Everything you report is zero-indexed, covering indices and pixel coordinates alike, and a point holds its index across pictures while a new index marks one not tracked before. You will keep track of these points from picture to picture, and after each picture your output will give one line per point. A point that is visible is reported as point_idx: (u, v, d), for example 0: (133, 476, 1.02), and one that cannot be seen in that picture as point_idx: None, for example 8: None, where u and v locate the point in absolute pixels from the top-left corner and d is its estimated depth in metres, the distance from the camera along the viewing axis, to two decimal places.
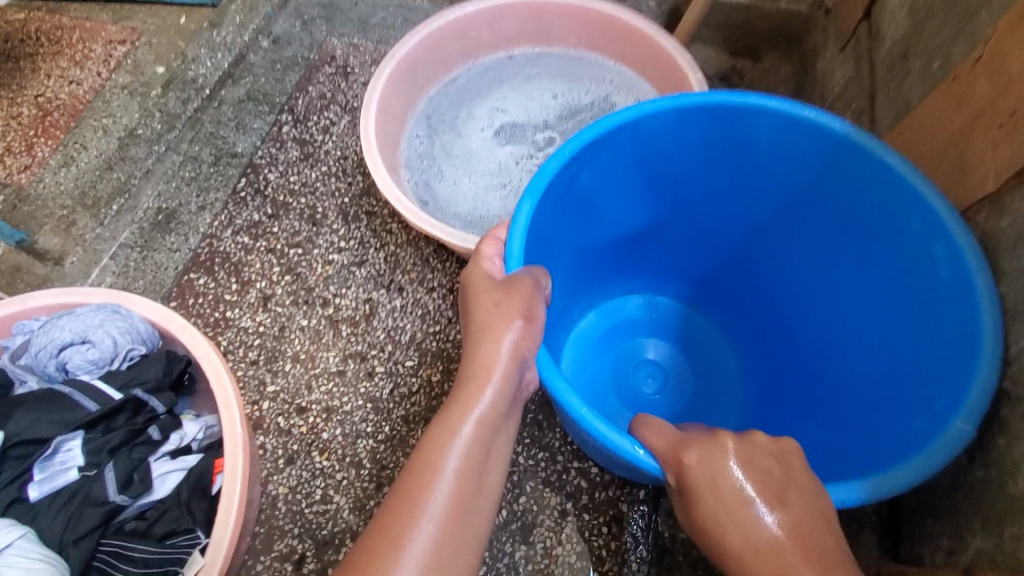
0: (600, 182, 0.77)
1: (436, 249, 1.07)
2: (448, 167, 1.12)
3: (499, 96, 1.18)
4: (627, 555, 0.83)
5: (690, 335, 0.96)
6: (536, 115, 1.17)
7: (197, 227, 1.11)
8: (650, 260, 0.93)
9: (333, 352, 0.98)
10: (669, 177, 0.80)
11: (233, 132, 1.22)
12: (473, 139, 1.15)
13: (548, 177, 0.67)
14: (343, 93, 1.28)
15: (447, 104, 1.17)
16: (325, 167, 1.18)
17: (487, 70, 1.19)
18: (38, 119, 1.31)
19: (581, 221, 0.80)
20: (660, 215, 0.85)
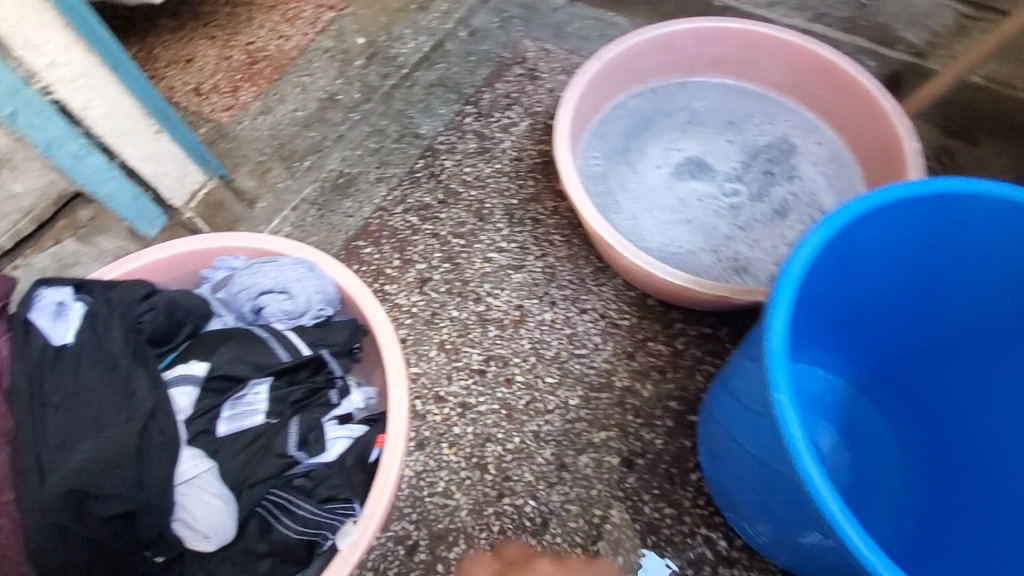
0: (870, 246, 0.68)
1: (593, 271, 1.06)
2: (625, 203, 1.08)
3: (665, 128, 1.15)
4: None
5: (858, 433, 0.89)
6: (711, 153, 1.14)
7: (372, 197, 1.17)
8: (850, 333, 0.84)
9: (477, 350, 0.99)
10: (941, 263, 0.71)
11: (420, 115, 1.27)
12: (648, 175, 1.11)
13: (849, 219, 0.58)
14: (527, 95, 1.29)
15: (633, 130, 1.14)
16: (499, 165, 1.20)
17: (645, 101, 1.16)
18: (246, 65, 1.41)
19: (828, 278, 0.71)
20: (889, 295, 0.76)
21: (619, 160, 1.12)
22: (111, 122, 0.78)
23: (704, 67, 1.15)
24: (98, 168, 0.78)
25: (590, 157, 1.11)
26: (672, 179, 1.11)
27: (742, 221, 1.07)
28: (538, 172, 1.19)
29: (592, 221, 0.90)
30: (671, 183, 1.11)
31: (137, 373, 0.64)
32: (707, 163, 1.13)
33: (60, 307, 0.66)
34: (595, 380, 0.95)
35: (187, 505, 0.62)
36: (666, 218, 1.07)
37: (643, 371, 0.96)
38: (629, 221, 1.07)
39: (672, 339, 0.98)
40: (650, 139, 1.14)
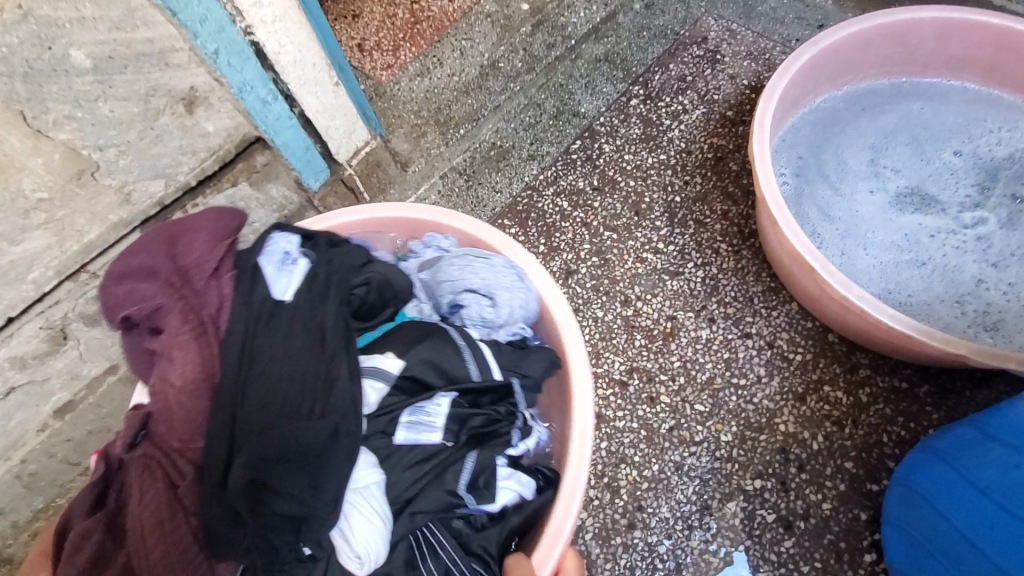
0: None
1: (764, 291, 0.92)
2: (833, 225, 0.90)
3: (879, 137, 0.95)
4: None
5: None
6: (940, 169, 0.92)
7: (522, 173, 1.10)
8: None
9: (619, 358, 0.90)
10: None
11: (581, 90, 1.16)
12: (862, 194, 0.92)
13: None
14: (704, 81, 1.15)
15: (843, 137, 0.96)
16: (664, 156, 1.07)
17: (851, 110, 0.97)
18: (409, 24, 1.38)
19: None
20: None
21: (824, 173, 0.94)
22: (299, 69, 0.76)
23: (929, 64, 0.95)
24: (281, 115, 0.77)
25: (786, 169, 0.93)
26: (894, 204, 0.91)
27: (994, 257, 0.86)
28: (707, 169, 1.05)
29: (788, 232, 0.77)
30: (892, 208, 0.90)
31: (337, 360, 0.60)
32: (938, 183, 0.91)
33: (287, 256, 0.66)
34: (753, 418, 0.83)
35: (347, 517, 0.55)
36: (890, 258, 0.87)
37: (813, 419, 0.82)
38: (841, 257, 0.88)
39: (854, 387, 0.83)
40: (864, 151, 0.95)
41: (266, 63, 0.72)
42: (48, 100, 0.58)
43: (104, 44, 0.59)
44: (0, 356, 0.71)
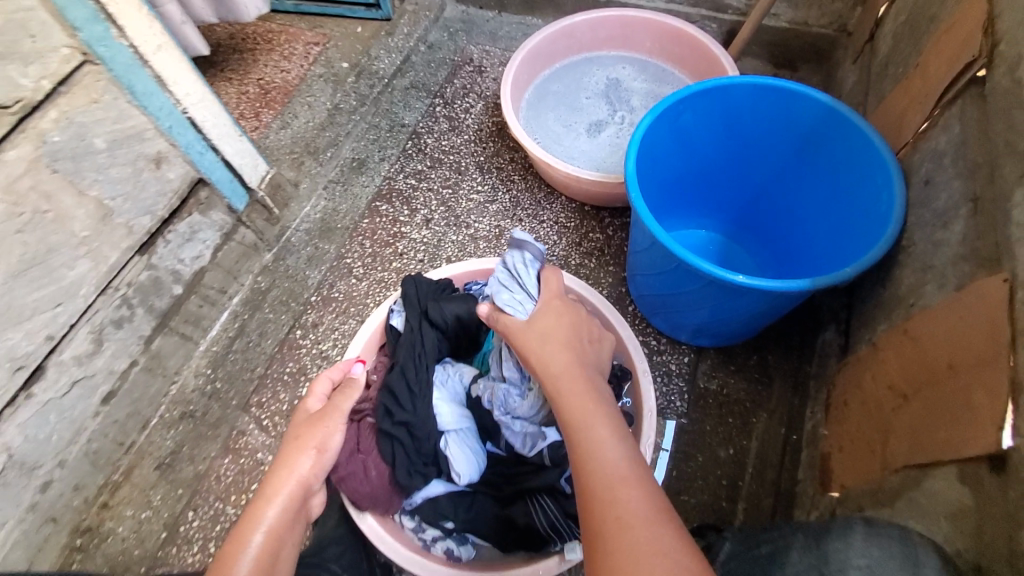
0: (694, 124, 1.11)
1: (546, 195, 1.50)
2: (577, 163, 1.47)
3: (555, 112, 1.56)
4: (674, 394, 1.20)
5: (731, 260, 1.28)
6: (592, 108, 1.57)
7: (380, 171, 1.60)
8: (709, 197, 1.26)
9: (474, 258, 1.43)
10: (743, 132, 1.14)
11: (401, 110, 1.70)
12: (579, 143, 1.51)
13: (662, 107, 1.02)
14: (479, 85, 1.74)
15: (562, 91, 1.59)
16: (467, 136, 1.63)
17: (544, 92, 1.58)
18: (261, 95, 1.74)
19: (677, 148, 1.13)
20: (718, 164, 1.19)
21: (558, 114, 1.55)
22: (217, 129, 1.19)
23: (561, 54, 1.58)
24: (211, 162, 1.20)
25: (531, 118, 1.53)
26: (597, 119, 1.55)
27: None
28: (495, 136, 1.62)
29: (526, 144, 1.35)
30: (596, 120, 1.54)
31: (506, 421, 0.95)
32: (598, 115, 1.56)
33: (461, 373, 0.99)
34: (556, 262, 1.40)
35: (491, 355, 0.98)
36: (605, 148, 1.50)
37: (589, 251, 1.41)
38: (582, 156, 1.49)
39: (605, 229, 1.43)
40: (574, 96, 1.58)
41: (197, 129, 1.14)
42: (84, 171, 0.97)
43: (111, 133, 0.99)
44: (67, 355, 1.06)
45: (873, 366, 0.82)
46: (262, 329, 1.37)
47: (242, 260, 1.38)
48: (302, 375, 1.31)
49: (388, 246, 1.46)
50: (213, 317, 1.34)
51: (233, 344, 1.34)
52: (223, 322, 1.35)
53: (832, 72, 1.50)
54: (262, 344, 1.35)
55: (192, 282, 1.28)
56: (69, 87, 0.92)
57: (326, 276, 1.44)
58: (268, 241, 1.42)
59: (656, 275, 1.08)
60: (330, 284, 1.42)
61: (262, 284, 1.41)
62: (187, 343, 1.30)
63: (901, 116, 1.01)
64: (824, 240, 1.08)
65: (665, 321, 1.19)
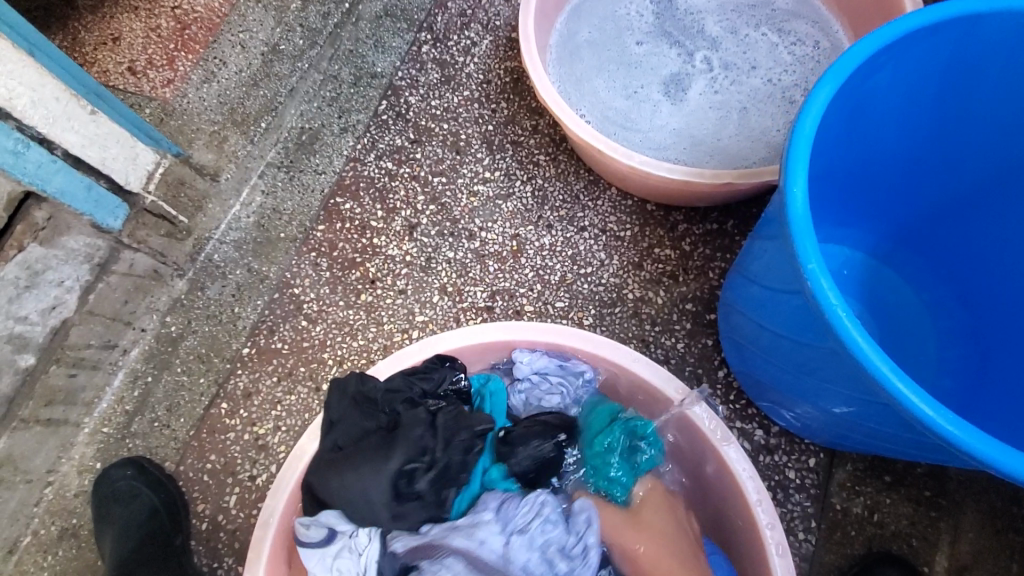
0: (892, 87, 0.61)
1: (586, 186, 1.00)
2: (674, 153, 0.93)
3: (606, 78, 0.98)
4: (796, 524, 0.78)
5: (881, 296, 0.84)
6: (655, 57, 0.99)
7: (341, 149, 1.08)
8: (863, 203, 0.78)
9: (480, 288, 0.96)
10: (966, 100, 0.65)
11: (373, 51, 1.13)
12: (664, 118, 0.96)
13: (858, 63, 0.53)
14: (484, 10, 1.17)
15: (595, 31, 1.01)
16: (467, 92, 1.11)
17: (570, 35, 1.00)
18: (176, 32, 1.03)
19: (851, 132, 0.64)
20: (902, 155, 0.71)
21: (601, 70, 0.99)
22: (42, 109, 0.74)
23: None
24: (42, 162, 0.76)
25: (557, 77, 0.98)
26: (662, 74, 0.99)
27: (752, 84, 0.97)
28: (510, 92, 1.10)
29: (564, 116, 0.83)
30: (657, 74, 0.98)
31: None
32: (670, 66, 0.99)
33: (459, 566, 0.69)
34: (605, 296, 0.93)
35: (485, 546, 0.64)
36: (688, 120, 0.95)
37: (654, 279, 0.93)
38: (659, 132, 0.95)
39: (678, 242, 0.95)
40: (618, 38, 1.00)
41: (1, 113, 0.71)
42: None
43: None
44: None
45: None
46: (172, 401, 0.93)
47: (136, 297, 0.92)
48: (229, 474, 0.89)
49: (353, 268, 0.99)
50: (99, 386, 0.91)
51: (131, 425, 0.92)
52: (116, 389, 0.93)
53: None
54: (171, 425, 0.92)
55: (47, 345, 0.84)
56: None
57: (263, 315, 0.98)
58: (176, 264, 0.96)
59: (802, 367, 0.63)
60: (269, 329, 0.97)
61: (172, 328, 0.96)
62: (59, 431, 0.88)
63: None
64: None
65: (791, 417, 0.75)
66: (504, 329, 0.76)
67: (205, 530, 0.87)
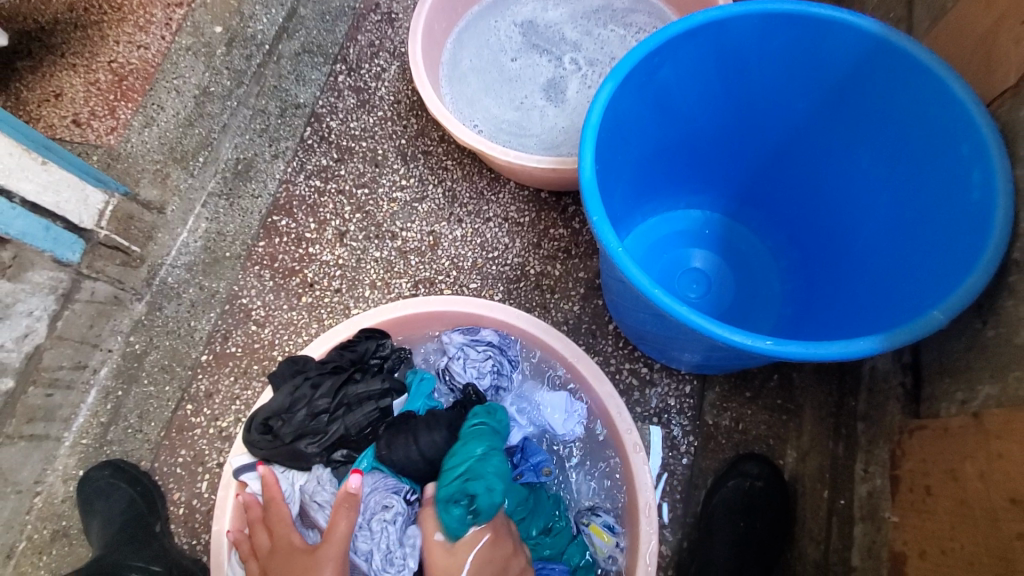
0: (679, 78, 0.78)
1: (489, 182, 1.16)
2: (565, 146, 1.09)
3: (494, 96, 1.14)
4: (677, 440, 0.94)
5: (730, 246, 1.01)
6: (531, 69, 1.16)
7: (273, 173, 1.23)
8: (700, 170, 0.96)
9: (405, 279, 1.11)
10: (746, 82, 0.82)
11: (294, 85, 1.28)
12: (551, 119, 1.12)
13: (631, 65, 0.69)
14: (390, 40, 1.33)
15: (478, 57, 1.17)
16: (381, 112, 1.26)
17: (454, 62, 1.16)
18: (115, 84, 1.12)
19: (656, 116, 0.80)
20: (713, 128, 0.88)
21: (489, 89, 1.15)
22: None
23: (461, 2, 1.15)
24: (3, 209, 0.87)
25: (453, 103, 1.13)
26: (544, 82, 1.15)
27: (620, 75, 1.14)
28: (418, 109, 1.26)
29: (450, 126, 0.98)
30: (538, 81, 1.15)
31: None
32: (545, 73, 1.16)
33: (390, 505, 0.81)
34: (511, 273, 1.09)
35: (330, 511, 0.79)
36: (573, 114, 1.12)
37: (551, 255, 1.09)
38: (551, 129, 1.11)
39: (569, 221, 1.11)
40: (495, 59, 1.17)
41: None
42: None
43: None
44: None
45: (980, 455, 0.60)
46: (142, 409, 1.05)
47: (100, 321, 1.04)
48: (199, 463, 1.02)
49: (293, 275, 1.13)
50: (74, 404, 1.03)
51: (107, 434, 1.04)
52: (91, 404, 1.04)
53: None
54: (143, 430, 1.04)
55: (24, 369, 0.95)
56: None
57: (217, 325, 1.11)
58: (134, 289, 1.09)
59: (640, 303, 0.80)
60: (224, 335, 1.10)
61: (137, 345, 1.09)
62: (42, 445, 0.99)
63: (992, 34, 0.69)
64: (869, 220, 0.81)
65: (661, 349, 0.92)
66: (416, 302, 0.89)
67: (182, 515, 0.99)
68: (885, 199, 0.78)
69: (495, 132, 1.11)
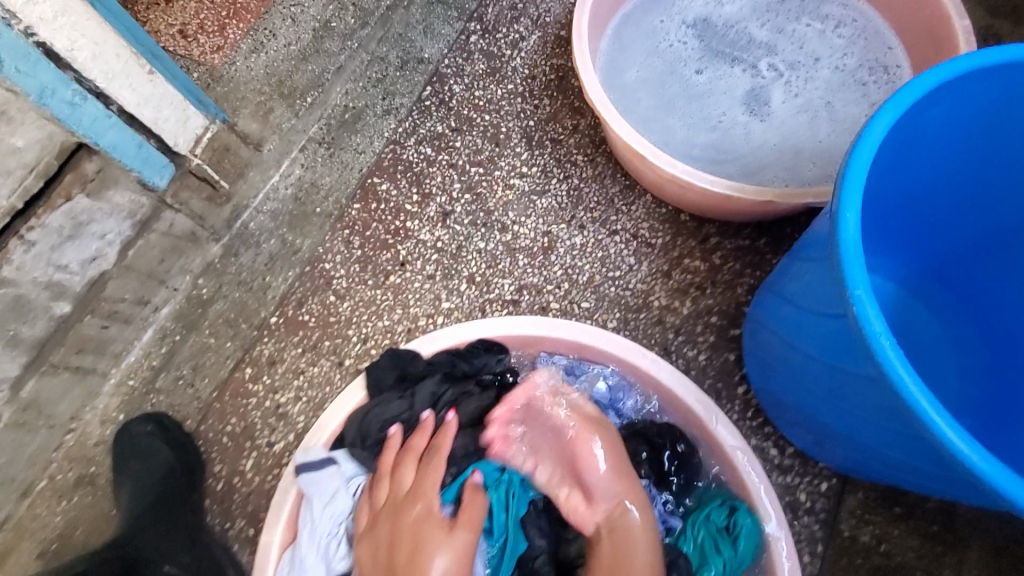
0: (946, 123, 0.62)
1: (622, 190, 1.01)
2: (776, 168, 0.92)
3: (682, 116, 0.97)
4: (803, 546, 0.78)
5: (909, 331, 0.84)
6: (723, 80, 0.98)
7: (381, 130, 1.10)
8: (902, 234, 0.78)
9: (508, 281, 0.97)
10: (1021, 144, 0.65)
11: (421, 37, 1.13)
12: (759, 137, 0.94)
13: (915, 96, 0.54)
14: (535, 5, 1.16)
15: (653, 66, 1.00)
16: (512, 85, 1.11)
17: (621, 73, 0.99)
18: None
19: (899, 163, 0.64)
20: (947, 191, 0.71)
21: (675, 106, 0.98)
22: (102, 63, 0.73)
23: None
24: (97, 116, 0.74)
25: (638, 125, 0.96)
26: (742, 94, 0.98)
27: (835, 84, 0.96)
28: (553, 90, 1.10)
29: (614, 124, 0.83)
30: (734, 92, 0.98)
31: None
32: (741, 84, 0.98)
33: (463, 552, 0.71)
34: (632, 301, 0.94)
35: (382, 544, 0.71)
36: (791, 128, 0.94)
37: (681, 288, 0.93)
38: (764, 146, 0.94)
39: (709, 254, 0.95)
40: (673, 70, 1.00)
41: (63, 64, 0.69)
42: None
43: None
44: None
45: None
46: (197, 361, 0.96)
47: (172, 257, 0.93)
48: (248, 437, 0.91)
49: (385, 250, 1.01)
50: (128, 340, 0.93)
51: (155, 381, 0.94)
52: (145, 344, 0.94)
53: None
54: (195, 386, 0.95)
55: (84, 296, 0.85)
56: None
57: (293, 287, 1.01)
58: (213, 228, 0.97)
59: (828, 393, 0.64)
60: (297, 301, 0.99)
61: (204, 290, 0.97)
62: (86, 379, 0.89)
63: None
64: None
65: (812, 441, 0.76)
66: (544, 316, 0.86)
67: (220, 490, 0.89)
68: None
69: (689, 156, 0.94)
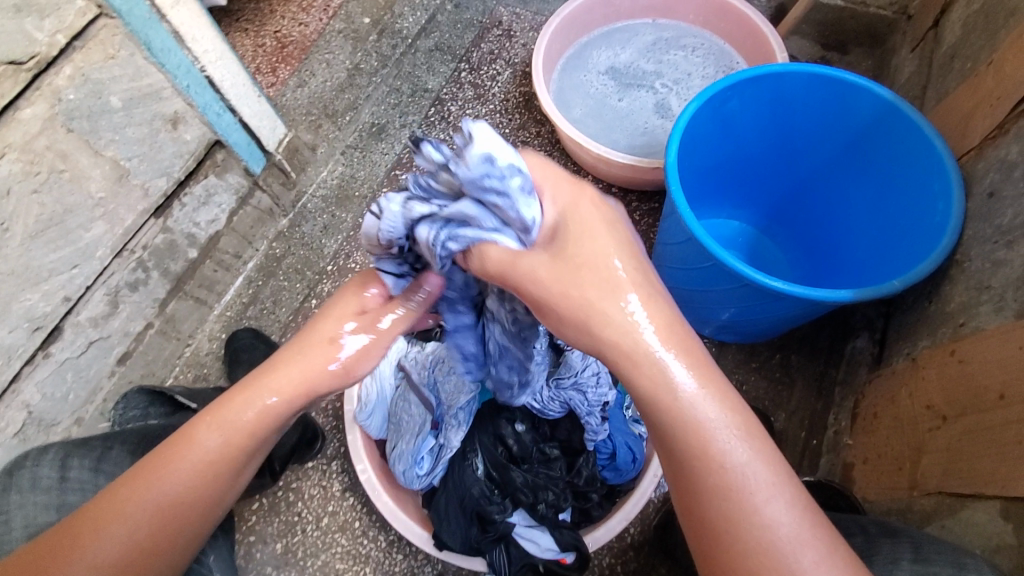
0: (743, 111, 1.06)
1: (571, 173, 1.45)
2: None
3: (616, 130, 1.42)
4: None
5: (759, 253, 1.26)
6: (636, 101, 1.45)
7: (400, 138, 1.51)
8: (743, 187, 1.22)
9: None
10: (792, 122, 1.08)
11: (425, 74, 1.58)
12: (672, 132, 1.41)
13: (713, 93, 0.99)
14: (507, 51, 1.63)
15: (589, 99, 1.46)
16: (492, 106, 1.56)
17: (569, 103, 1.44)
18: (278, 49, 1.50)
19: (722, 136, 1.09)
20: (759, 155, 1.15)
21: (611, 122, 1.43)
22: (237, 91, 1.13)
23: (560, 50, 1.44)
24: (229, 123, 1.16)
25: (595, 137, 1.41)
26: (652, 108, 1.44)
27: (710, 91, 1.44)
28: (522, 108, 1.56)
29: (563, 127, 1.27)
30: (645, 108, 1.44)
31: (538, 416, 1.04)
32: (649, 101, 1.45)
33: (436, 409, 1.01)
34: None
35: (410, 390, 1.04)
36: None
37: None
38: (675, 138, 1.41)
39: (631, 212, 1.39)
40: (603, 100, 1.45)
41: (217, 91, 1.10)
42: (100, 131, 0.95)
43: (127, 91, 0.96)
44: (84, 316, 1.06)
45: (911, 382, 0.88)
46: (276, 296, 1.34)
47: (257, 225, 1.33)
48: None
49: None
50: (228, 281, 1.32)
51: (247, 310, 1.32)
52: (238, 286, 1.34)
53: (886, 58, 1.40)
54: (276, 311, 1.33)
55: (206, 246, 1.24)
56: (84, 42, 0.88)
57: (342, 246, 1.40)
58: (283, 207, 1.38)
59: (686, 271, 1.05)
60: (346, 254, 1.39)
61: (277, 250, 1.37)
62: (202, 307, 1.28)
63: (970, 113, 0.95)
64: (866, 238, 1.05)
65: (692, 317, 1.17)
66: None
67: None
68: (880, 224, 1.02)
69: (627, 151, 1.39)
